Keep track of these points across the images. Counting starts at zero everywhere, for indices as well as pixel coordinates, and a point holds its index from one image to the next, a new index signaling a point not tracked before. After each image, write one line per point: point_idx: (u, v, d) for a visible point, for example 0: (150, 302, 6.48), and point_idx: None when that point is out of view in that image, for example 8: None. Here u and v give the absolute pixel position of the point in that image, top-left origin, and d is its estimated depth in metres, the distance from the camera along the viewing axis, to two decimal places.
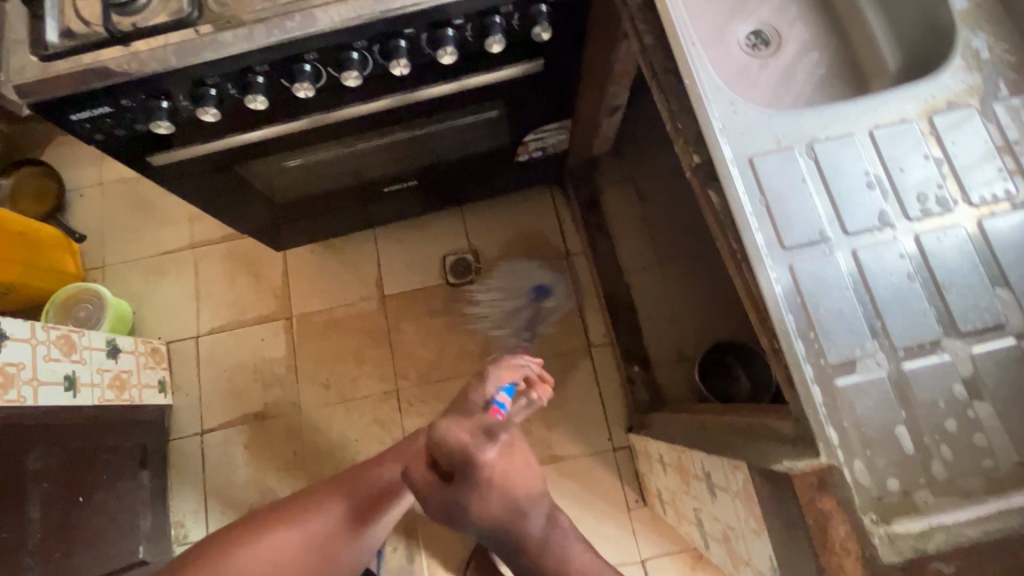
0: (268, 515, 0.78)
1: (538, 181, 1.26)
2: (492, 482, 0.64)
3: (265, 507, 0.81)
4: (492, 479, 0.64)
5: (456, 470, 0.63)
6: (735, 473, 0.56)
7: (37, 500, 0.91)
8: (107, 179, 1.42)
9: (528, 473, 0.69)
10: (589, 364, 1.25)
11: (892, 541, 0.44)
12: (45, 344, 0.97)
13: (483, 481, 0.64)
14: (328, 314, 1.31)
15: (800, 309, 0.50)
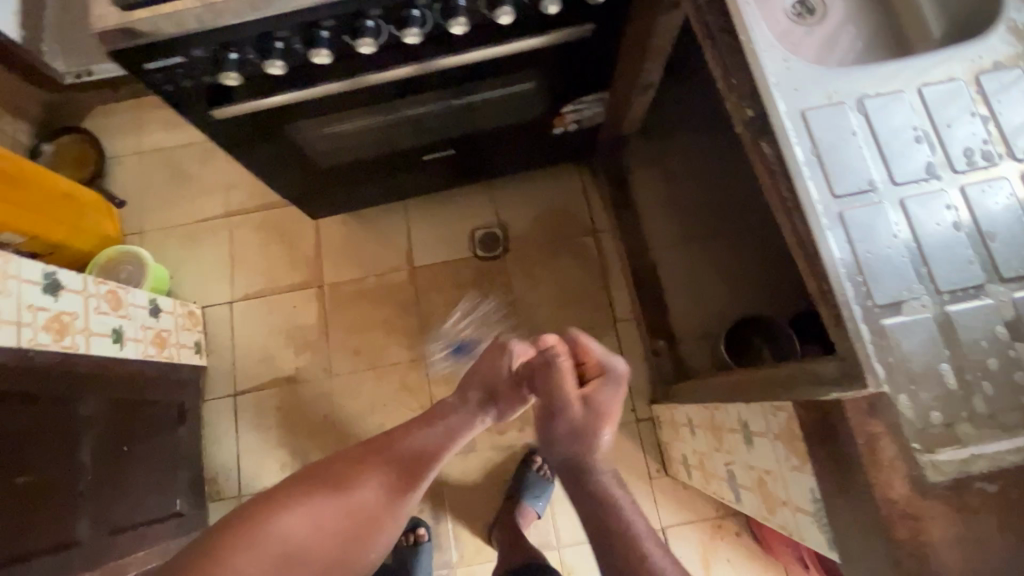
0: (299, 486, 0.78)
1: (569, 156, 1.28)
2: (612, 419, 0.69)
3: (292, 478, 0.80)
4: (613, 405, 0.69)
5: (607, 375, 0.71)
6: (776, 414, 0.59)
7: (89, 444, 0.94)
8: (145, 147, 1.46)
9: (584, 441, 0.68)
10: (613, 338, 1.29)
11: (938, 466, 0.47)
12: (95, 298, 1.01)
13: (606, 409, 0.69)
14: (359, 283, 1.34)
15: (849, 254, 0.53)
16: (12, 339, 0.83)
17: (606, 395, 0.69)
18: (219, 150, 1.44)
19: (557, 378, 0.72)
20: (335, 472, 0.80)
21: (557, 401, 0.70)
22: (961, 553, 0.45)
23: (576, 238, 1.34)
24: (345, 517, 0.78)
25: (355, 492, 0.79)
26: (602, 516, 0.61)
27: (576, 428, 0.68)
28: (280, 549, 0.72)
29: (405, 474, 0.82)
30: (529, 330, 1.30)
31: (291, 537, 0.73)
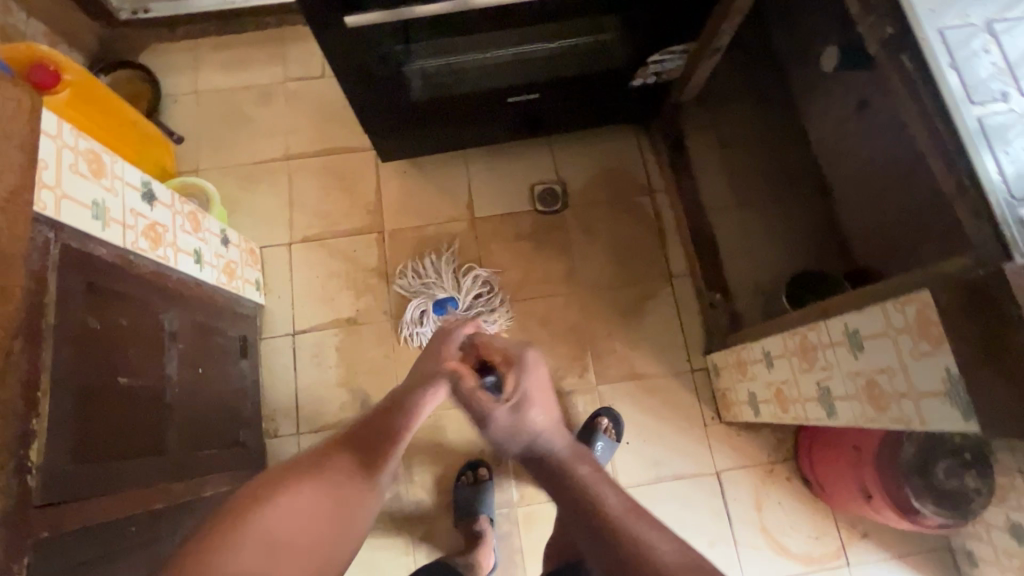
0: (234, 510, 0.63)
1: (633, 116, 1.33)
2: (535, 399, 0.69)
3: (255, 478, 0.69)
4: (537, 389, 0.70)
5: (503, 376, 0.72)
6: (903, 308, 0.63)
7: (173, 358, 0.93)
8: (201, 88, 1.44)
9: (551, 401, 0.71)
10: (669, 293, 1.32)
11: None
12: (180, 216, 0.99)
13: (526, 392, 0.69)
14: (420, 231, 1.36)
15: (987, 152, 0.58)
16: (119, 239, 0.82)
17: (523, 386, 0.70)
18: (279, 96, 1.44)
19: (474, 389, 0.72)
20: (289, 471, 0.69)
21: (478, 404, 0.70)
22: None
23: (633, 196, 1.38)
24: (322, 500, 0.67)
25: (325, 474, 0.70)
26: (576, 500, 0.63)
27: (513, 425, 0.67)
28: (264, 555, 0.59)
29: (370, 450, 0.75)
30: (587, 282, 1.33)
31: (277, 533, 0.61)
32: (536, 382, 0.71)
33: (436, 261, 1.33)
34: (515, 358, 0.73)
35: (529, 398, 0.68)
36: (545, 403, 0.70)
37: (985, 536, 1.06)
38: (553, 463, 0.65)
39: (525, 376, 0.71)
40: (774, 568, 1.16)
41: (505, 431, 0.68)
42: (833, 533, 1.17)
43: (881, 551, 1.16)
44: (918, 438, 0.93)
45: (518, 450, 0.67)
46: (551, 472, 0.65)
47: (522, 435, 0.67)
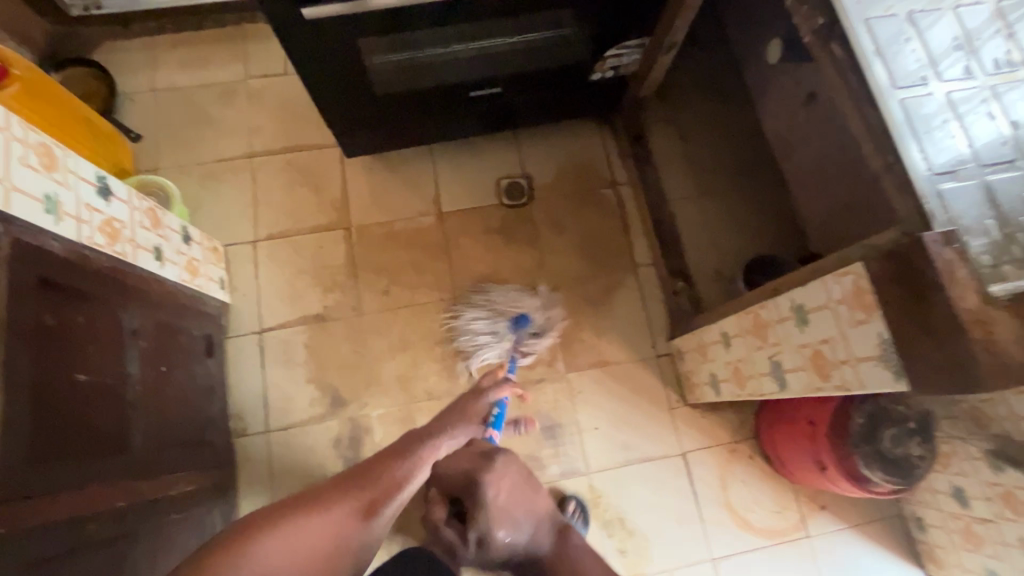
0: (234, 533, 0.61)
1: (595, 111, 1.36)
2: (505, 511, 0.58)
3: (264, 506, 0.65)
4: (505, 503, 0.58)
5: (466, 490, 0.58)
6: (841, 279, 0.67)
7: (134, 355, 0.91)
8: (159, 86, 1.41)
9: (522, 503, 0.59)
10: (634, 282, 1.35)
11: (993, 292, 0.54)
12: (138, 212, 0.98)
13: (490, 514, 0.57)
14: (388, 226, 1.36)
15: (910, 132, 0.63)
16: (74, 234, 0.81)
17: (484, 512, 0.57)
18: (241, 93, 1.42)
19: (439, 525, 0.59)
20: (294, 504, 0.65)
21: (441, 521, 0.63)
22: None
23: (597, 189, 1.41)
24: (317, 538, 0.63)
25: (326, 513, 0.65)
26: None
27: (483, 553, 0.58)
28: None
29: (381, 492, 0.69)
30: (555, 272, 1.35)
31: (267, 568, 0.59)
32: (503, 498, 0.58)
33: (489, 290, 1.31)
34: (474, 479, 0.58)
35: (493, 516, 0.57)
36: (518, 522, 0.58)
37: (933, 501, 1.12)
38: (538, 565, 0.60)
39: (486, 497, 0.57)
40: (739, 543, 1.20)
41: (478, 561, 0.60)
42: (795, 507, 1.22)
43: (839, 521, 1.22)
44: (866, 409, 0.99)
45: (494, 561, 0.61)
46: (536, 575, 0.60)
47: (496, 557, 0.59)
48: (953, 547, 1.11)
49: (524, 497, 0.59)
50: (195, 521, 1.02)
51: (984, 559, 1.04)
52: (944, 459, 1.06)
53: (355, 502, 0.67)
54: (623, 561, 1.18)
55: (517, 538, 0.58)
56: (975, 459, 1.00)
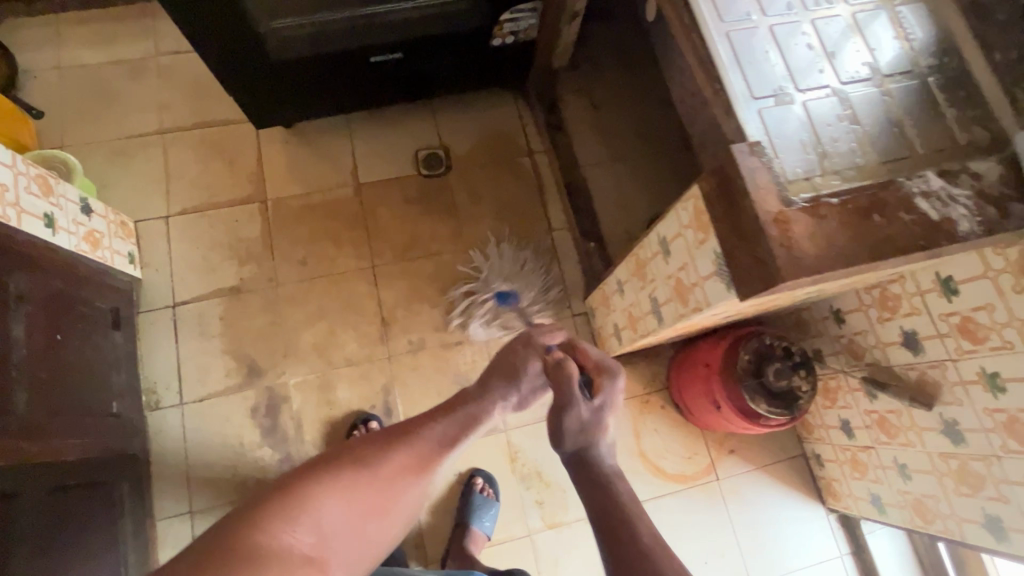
0: (277, 492, 0.56)
1: (507, 80, 1.40)
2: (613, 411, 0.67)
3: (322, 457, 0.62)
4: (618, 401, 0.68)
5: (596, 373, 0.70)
6: (685, 205, 0.72)
7: (20, 320, 0.90)
8: (65, 64, 1.39)
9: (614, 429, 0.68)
10: (550, 246, 1.40)
11: (791, 199, 0.59)
12: (25, 178, 0.97)
13: (609, 398, 0.68)
14: (304, 198, 1.37)
15: (733, 62, 0.68)
16: None
17: (609, 392, 0.68)
18: (151, 70, 1.41)
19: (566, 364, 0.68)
20: (351, 454, 0.63)
21: (566, 393, 0.65)
22: (815, 243, 0.57)
23: (514, 158, 1.46)
24: (374, 491, 0.62)
25: (379, 472, 0.63)
26: (608, 507, 0.56)
27: (588, 421, 0.64)
28: (317, 542, 0.55)
29: (434, 451, 0.69)
30: (474, 239, 1.38)
31: (331, 526, 0.57)
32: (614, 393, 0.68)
33: (507, 249, 1.37)
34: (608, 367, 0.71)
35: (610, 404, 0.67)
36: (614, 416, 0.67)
37: (827, 437, 1.19)
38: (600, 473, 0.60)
39: (612, 384, 0.68)
40: (653, 489, 1.25)
41: (578, 423, 0.64)
42: (705, 452, 1.28)
43: (747, 464, 1.28)
44: (752, 346, 1.06)
45: (572, 448, 0.63)
46: (591, 479, 0.60)
47: (579, 434, 0.64)
48: (846, 478, 1.18)
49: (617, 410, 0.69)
50: (100, 489, 1.01)
51: (869, 485, 1.11)
52: (833, 394, 1.14)
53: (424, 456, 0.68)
54: (542, 512, 1.22)
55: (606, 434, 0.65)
56: (855, 390, 1.07)
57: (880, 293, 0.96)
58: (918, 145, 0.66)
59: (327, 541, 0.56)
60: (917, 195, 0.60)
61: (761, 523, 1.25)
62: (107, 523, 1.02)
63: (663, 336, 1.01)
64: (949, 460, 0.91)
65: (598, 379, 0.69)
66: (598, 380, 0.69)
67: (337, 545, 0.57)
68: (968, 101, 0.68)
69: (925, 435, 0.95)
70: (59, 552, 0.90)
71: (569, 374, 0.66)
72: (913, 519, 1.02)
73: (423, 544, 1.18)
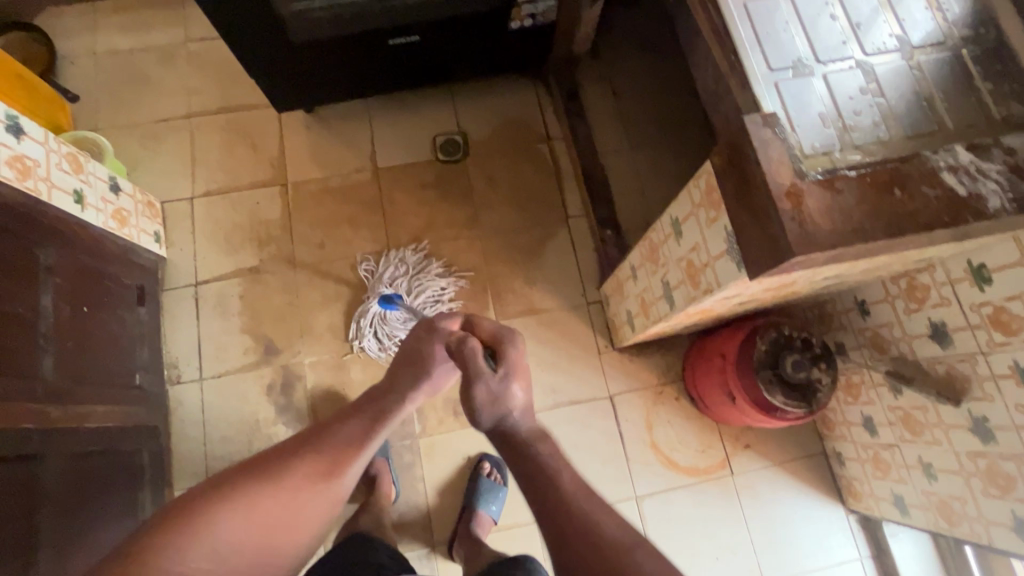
0: (174, 513, 0.63)
1: (526, 64, 1.39)
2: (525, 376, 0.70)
3: (222, 475, 0.68)
4: (523, 363, 0.71)
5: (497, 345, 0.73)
6: (697, 183, 0.70)
7: (49, 290, 0.94)
8: (99, 50, 1.44)
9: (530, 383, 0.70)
10: (565, 233, 1.38)
11: (806, 172, 0.56)
12: (57, 155, 1.01)
13: (513, 364, 0.70)
14: (323, 182, 1.38)
15: (750, 35, 0.66)
16: None
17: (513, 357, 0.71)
18: (181, 56, 1.45)
19: (472, 349, 0.70)
20: (252, 469, 0.69)
21: (475, 368, 0.68)
22: (830, 218, 0.54)
23: (531, 144, 1.44)
24: (277, 503, 0.68)
25: (280, 481, 0.69)
26: (537, 475, 0.61)
27: (496, 393, 0.66)
28: (212, 564, 0.62)
29: (344, 449, 0.74)
30: (489, 224, 1.38)
31: (225, 543, 0.63)
32: (520, 358, 0.71)
33: (396, 254, 1.33)
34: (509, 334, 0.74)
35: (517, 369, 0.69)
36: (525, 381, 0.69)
37: (849, 434, 1.15)
38: (520, 441, 0.65)
39: (516, 350, 0.71)
40: (664, 481, 1.23)
41: (486, 397, 0.66)
42: (719, 446, 1.25)
43: (763, 460, 1.24)
44: (769, 336, 1.03)
45: (492, 420, 0.67)
46: (514, 447, 0.65)
47: (499, 406, 0.67)
48: (868, 478, 1.13)
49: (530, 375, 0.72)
50: (122, 457, 1.05)
51: (891, 485, 1.07)
52: (856, 390, 1.09)
53: (328, 460, 0.73)
54: None
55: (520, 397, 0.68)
56: (879, 386, 1.03)
57: (908, 283, 0.92)
58: (947, 120, 0.62)
59: (223, 560, 0.63)
60: (943, 170, 0.56)
61: (776, 522, 1.22)
62: (127, 490, 1.05)
63: (676, 322, 0.99)
64: (978, 459, 0.86)
65: (500, 347, 0.72)
66: (500, 349, 0.72)
67: (236, 559, 0.64)
68: (1006, 74, 0.63)
69: (953, 433, 0.90)
70: (81, 514, 0.94)
71: (472, 352, 0.70)
72: (938, 522, 0.98)
73: (431, 526, 1.19)
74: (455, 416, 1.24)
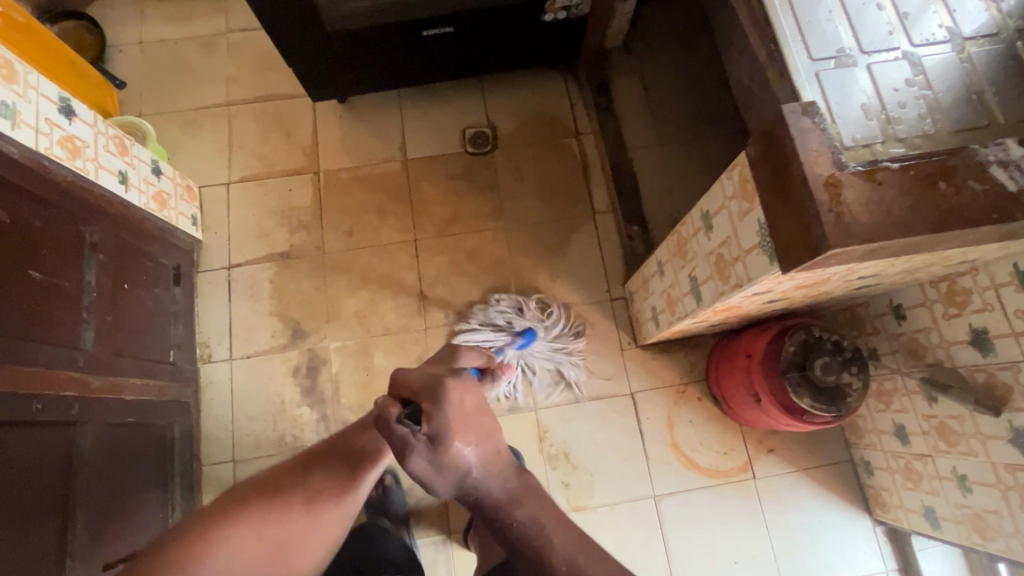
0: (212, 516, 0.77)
1: (557, 58, 1.38)
2: (467, 433, 0.62)
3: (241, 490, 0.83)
4: (458, 415, 0.63)
5: (425, 394, 0.64)
6: (731, 174, 0.69)
7: (93, 266, 0.98)
8: (146, 39, 1.49)
9: (486, 428, 0.65)
10: (592, 228, 1.37)
11: (845, 163, 0.55)
12: (104, 137, 1.05)
13: (448, 422, 0.62)
14: (354, 171, 1.41)
15: (792, 25, 0.64)
16: (30, 141, 0.88)
17: (442, 415, 0.62)
18: (222, 46, 1.50)
19: (394, 421, 0.62)
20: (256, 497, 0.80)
21: (399, 440, 0.62)
22: (870, 210, 0.53)
23: (560, 139, 1.44)
24: (276, 529, 0.78)
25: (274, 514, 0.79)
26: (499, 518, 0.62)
27: (438, 463, 0.61)
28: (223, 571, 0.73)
29: (333, 483, 0.84)
30: (515, 217, 1.38)
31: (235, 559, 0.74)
32: (460, 410, 0.63)
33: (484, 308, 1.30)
34: (437, 384, 0.64)
35: (458, 425, 0.62)
36: (471, 437, 0.62)
37: (879, 443, 1.11)
38: (491, 499, 0.63)
39: (448, 402, 0.63)
40: (683, 482, 1.21)
41: (426, 468, 0.62)
42: (742, 449, 1.22)
43: (787, 465, 1.21)
44: (799, 337, 1.01)
45: (447, 487, 0.63)
46: (481, 503, 0.64)
47: (449, 472, 0.62)
48: (897, 488, 1.09)
49: (483, 420, 0.64)
50: (155, 430, 1.09)
51: (922, 496, 1.03)
52: (888, 397, 1.06)
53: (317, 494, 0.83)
54: (566, 493, 1.21)
55: (468, 458, 0.62)
56: (913, 393, 1.00)
57: (948, 287, 0.89)
58: (997, 115, 0.60)
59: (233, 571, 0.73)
60: (993, 164, 0.54)
61: (797, 529, 1.19)
62: (158, 462, 1.09)
63: (702, 320, 0.98)
64: (1017, 472, 0.83)
65: (423, 405, 0.63)
66: (424, 408, 0.63)
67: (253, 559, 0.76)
68: None
69: (991, 444, 0.87)
70: (114, 483, 0.97)
71: (389, 421, 0.63)
72: (972, 537, 0.94)
73: (447, 514, 1.20)
74: None
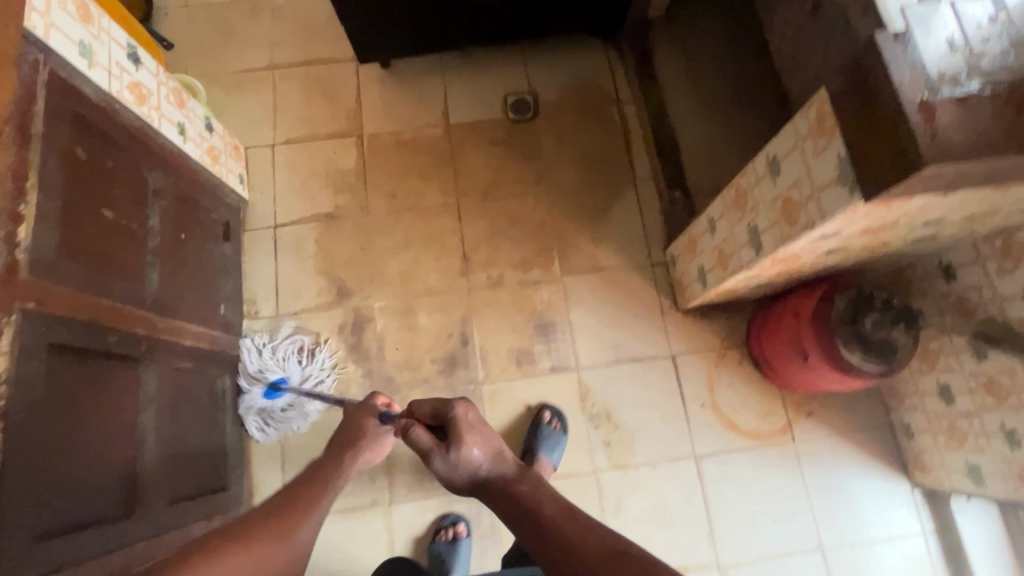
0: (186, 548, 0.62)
1: (601, 24, 1.39)
2: (480, 439, 0.69)
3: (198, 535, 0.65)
4: (467, 425, 0.70)
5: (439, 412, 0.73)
6: (806, 113, 0.70)
7: (156, 211, 1.00)
8: (191, 2, 1.51)
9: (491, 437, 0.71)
10: (633, 194, 1.39)
11: (936, 89, 0.56)
12: (165, 87, 1.07)
13: (461, 429, 0.70)
14: (397, 135, 1.42)
15: None
16: (104, 83, 0.90)
17: (452, 425, 0.71)
18: (266, 10, 1.51)
19: (417, 435, 0.72)
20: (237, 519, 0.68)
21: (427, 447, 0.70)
22: (963, 131, 0.54)
23: (602, 105, 1.45)
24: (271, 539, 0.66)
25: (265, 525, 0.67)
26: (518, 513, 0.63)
27: (458, 459, 0.68)
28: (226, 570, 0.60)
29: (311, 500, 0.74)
30: (556, 183, 1.39)
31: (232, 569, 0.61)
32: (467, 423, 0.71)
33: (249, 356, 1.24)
34: (447, 407, 0.73)
35: (470, 432, 0.69)
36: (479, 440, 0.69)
37: (921, 404, 1.13)
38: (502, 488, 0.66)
39: (458, 416, 0.71)
40: (723, 443, 1.23)
41: (448, 467, 0.69)
42: (782, 412, 1.24)
43: (826, 428, 1.23)
44: (849, 294, 1.02)
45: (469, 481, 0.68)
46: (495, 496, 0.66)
47: (466, 471, 0.69)
48: (939, 449, 1.11)
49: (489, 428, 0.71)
50: (209, 378, 1.12)
51: (966, 455, 1.04)
52: (933, 357, 1.07)
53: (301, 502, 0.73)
54: (608, 452, 1.23)
55: (482, 454, 0.68)
56: (961, 351, 1.01)
57: (1004, 241, 0.90)
58: None
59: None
60: None
61: (836, 491, 1.20)
62: (212, 409, 1.12)
63: (755, 275, 0.99)
64: None
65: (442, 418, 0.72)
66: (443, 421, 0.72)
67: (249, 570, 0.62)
68: None
69: None
70: (176, 424, 1.00)
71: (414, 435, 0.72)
72: (1020, 490, 0.95)
73: None
74: (518, 365, 1.27)
